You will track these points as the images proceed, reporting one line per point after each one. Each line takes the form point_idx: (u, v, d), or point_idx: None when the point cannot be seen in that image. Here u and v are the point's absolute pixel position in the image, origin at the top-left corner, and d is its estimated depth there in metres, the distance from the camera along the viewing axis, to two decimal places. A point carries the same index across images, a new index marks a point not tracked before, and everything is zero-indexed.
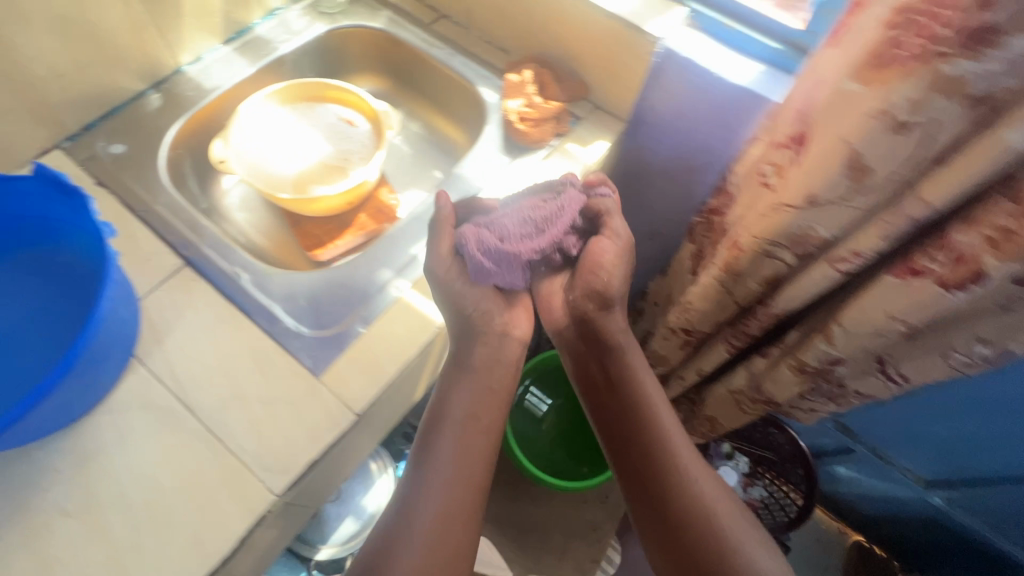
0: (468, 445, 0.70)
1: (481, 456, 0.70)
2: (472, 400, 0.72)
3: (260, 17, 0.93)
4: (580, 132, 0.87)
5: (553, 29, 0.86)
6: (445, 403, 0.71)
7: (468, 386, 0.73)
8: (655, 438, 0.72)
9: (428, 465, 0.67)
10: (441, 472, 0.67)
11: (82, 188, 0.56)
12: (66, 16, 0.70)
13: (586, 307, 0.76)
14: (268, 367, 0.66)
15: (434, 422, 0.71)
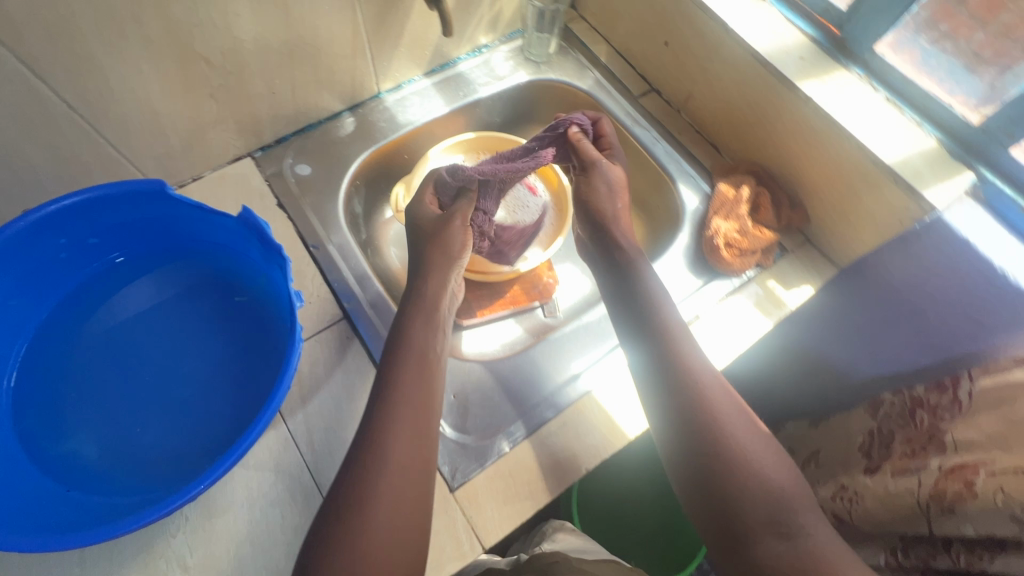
0: (414, 413, 0.55)
1: (416, 415, 0.55)
2: (431, 365, 0.59)
3: (465, 53, 0.88)
4: (783, 267, 0.76)
5: (788, 149, 0.74)
6: (426, 331, 0.61)
7: (416, 321, 0.62)
8: (751, 473, 0.50)
9: (399, 380, 0.56)
10: (411, 409, 0.55)
11: (289, 260, 0.54)
12: (297, 40, 0.67)
13: (701, 393, 0.55)
14: (355, 405, 0.63)
15: (418, 359, 0.59)
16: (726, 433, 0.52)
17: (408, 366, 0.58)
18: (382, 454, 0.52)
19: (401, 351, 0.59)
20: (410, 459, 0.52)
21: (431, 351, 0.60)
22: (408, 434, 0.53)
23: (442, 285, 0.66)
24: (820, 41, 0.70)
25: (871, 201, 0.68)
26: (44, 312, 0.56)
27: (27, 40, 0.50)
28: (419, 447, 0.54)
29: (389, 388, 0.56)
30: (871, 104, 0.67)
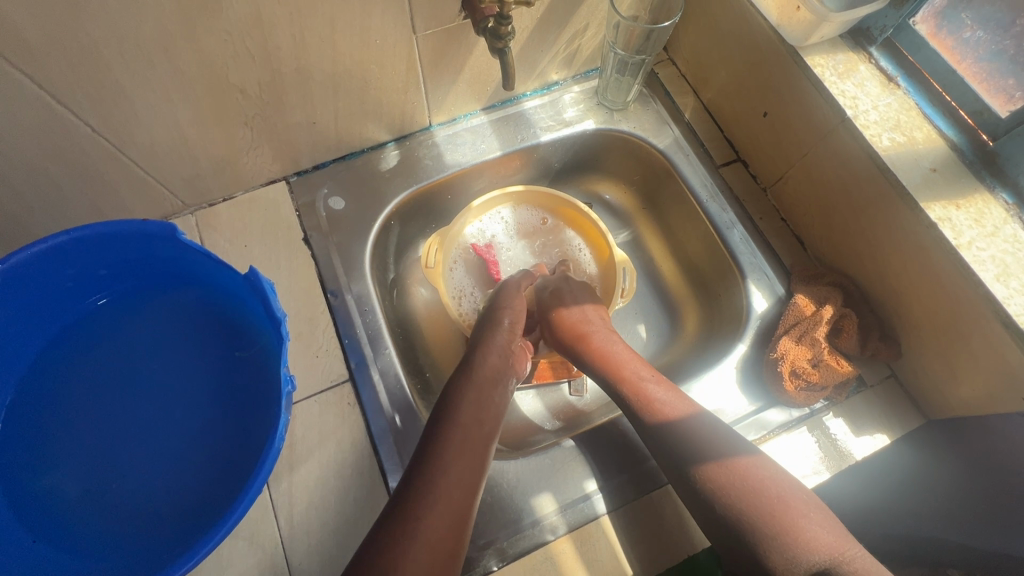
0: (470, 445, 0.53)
1: (480, 443, 0.54)
2: (485, 405, 0.57)
3: (532, 89, 0.78)
4: (856, 405, 0.64)
5: (891, 271, 0.62)
6: (489, 382, 0.60)
7: (472, 390, 0.58)
8: None
9: (454, 442, 0.52)
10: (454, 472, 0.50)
11: (287, 333, 0.50)
12: (345, 72, 0.61)
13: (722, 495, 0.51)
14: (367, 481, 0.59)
15: (473, 402, 0.57)
16: (736, 464, 0.52)
17: (458, 428, 0.54)
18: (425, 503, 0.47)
19: (456, 418, 0.55)
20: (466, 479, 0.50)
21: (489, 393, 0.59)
22: (456, 491, 0.49)
23: (500, 354, 0.63)
24: (961, 149, 0.57)
25: (989, 363, 0.54)
26: (45, 341, 0.54)
27: (48, 69, 0.46)
28: (473, 471, 0.51)
29: (438, 455, 0.51)
30: (1018, 244, 0.52)
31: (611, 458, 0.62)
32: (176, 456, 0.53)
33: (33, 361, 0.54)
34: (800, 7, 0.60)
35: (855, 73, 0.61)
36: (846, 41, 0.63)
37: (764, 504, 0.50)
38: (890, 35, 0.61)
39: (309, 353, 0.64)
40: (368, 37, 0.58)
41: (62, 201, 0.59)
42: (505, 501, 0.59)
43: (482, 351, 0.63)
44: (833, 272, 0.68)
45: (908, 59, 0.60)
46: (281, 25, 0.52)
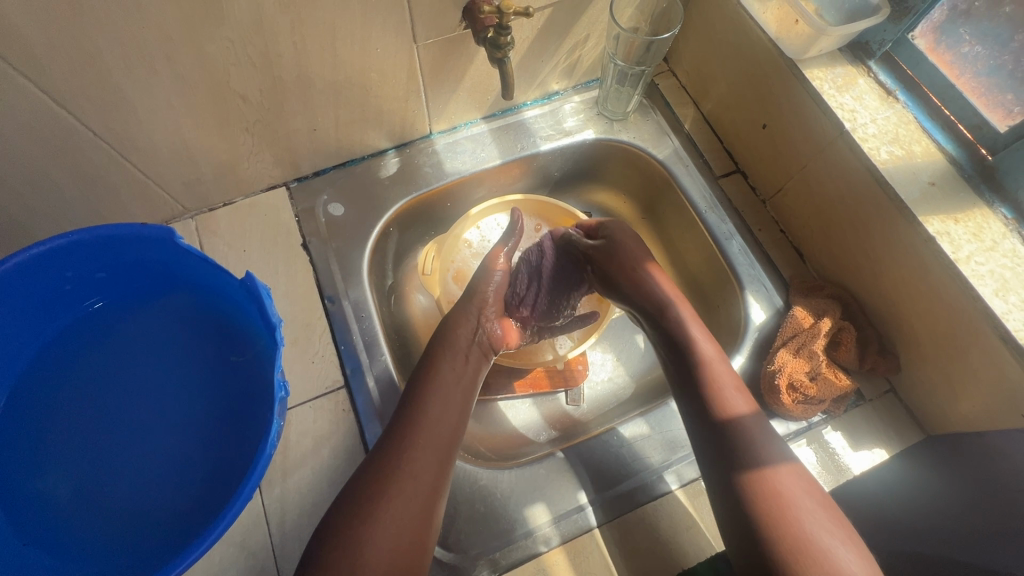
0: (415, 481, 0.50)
1: (440, 450, 0.53)
2: (438, 428, 0.54)
3: (533, 99, 0.79)
4: (855, 419, 0.64)
5: (889, 285, 0.61)
6: (440, 405, 0.55)
7: (448, 361, 0.60)
8: None
9: (425, 409, 0.55)
10: (425, 438, 0.53)
11: (282, 339, 0.50)
12: (345, 79, 0.61)
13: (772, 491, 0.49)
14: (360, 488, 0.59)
15: (435, 405, 0.55)
16: (790, 473, 0.51)
17: (431, 398, 0.56)
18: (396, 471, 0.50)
19: (430, 386, 0.57)
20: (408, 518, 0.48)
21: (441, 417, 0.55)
22: (429, 459, 0.52)
23: (472, 329, 0.64)
24: (961, 164, 0.57)
25: (989, 379, 0.54)
26: (40, 344, 0.55)
27: (51, 74, 0.47)
28: (419, 506, 0.49)
29: (409, 418, 0.54)
30: (1017, 259, 0.52)
31: (605, 469, 0.62)
32: (169, 460, 0.53)
33: (28, 362, 0.54)
34: (799, 20, 0.61)
35: (853, 86, 0.61)
36: (845, 54, 0.63)
37: (822, 522, 0.48)
38: (889, 49, 0.61)
39: (305, 359, 0.64)
40: (368, 46, 0.58)
41: (62, 204, 0.60)
42: (500, 512, 0.59)
43: (462, 320, 0.65)
44: (832, 284, 0.68)
45: (907, 73, 0.60)
46: (281, 33, 0.52)
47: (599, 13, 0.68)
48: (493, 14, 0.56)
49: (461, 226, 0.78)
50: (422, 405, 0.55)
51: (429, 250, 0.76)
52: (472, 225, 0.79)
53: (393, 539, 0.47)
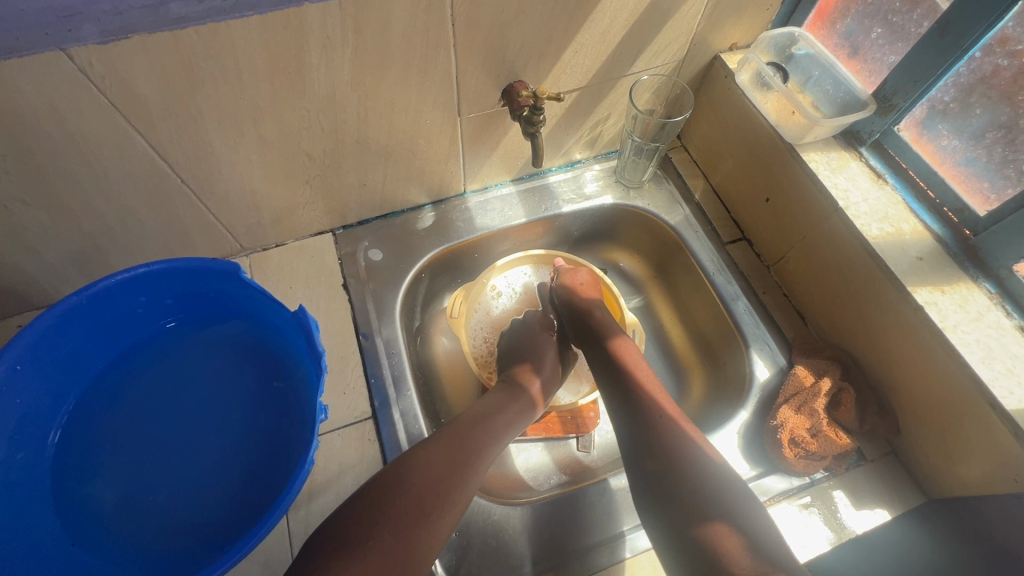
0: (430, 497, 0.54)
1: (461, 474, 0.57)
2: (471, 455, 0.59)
3: (557, 166, 0.88)
4: (856, 479, 0.66)
5: (885, 350, 0.66)
6: (475, 442, 0.60)
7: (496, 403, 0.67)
8: None
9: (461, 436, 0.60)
10: (454, 462, 0.57)
11: (325, 366, 0.56)
12: (396, 143, 0.70)
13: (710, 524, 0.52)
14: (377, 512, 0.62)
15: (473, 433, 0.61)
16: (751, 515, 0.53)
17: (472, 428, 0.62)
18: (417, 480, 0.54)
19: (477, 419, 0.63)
20: (412, 527, 0.51)
21: (470, 452, 0.59)
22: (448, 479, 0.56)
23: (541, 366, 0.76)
24: (946, 242, 0.63)
25: (981, 444, 0.57)
26: (108, 359, 0.61)
27: (159, 131, 0.56)
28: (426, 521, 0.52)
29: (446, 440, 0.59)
30: (999, 330, 0.57)
31: (610, 514, 0.64)
32: (209, 474, 0.58)
33: (95, 375, 0.60)
34: (796, 112, 0.69)
35: (846, 169, 0.68)
36: (839, 141, 0.71)
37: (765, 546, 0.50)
38: (878, 139, 0.69)
39: (337, 388, 0.69)
40: (420, 117, 0.68)
41: (141, 238, 0.68)
42: (511, 547, 0.61)
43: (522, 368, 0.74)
44: (833, 347, 0.72)
45: (895, 160, 0.67)
46: (350, 105, 0.62)
47: (620, 97, 0.78)
48: (529, 98, 0.66)
49: (489, 274, 0.84)
50: (463, 429, 0.61)
51: (456, 296, 0.83)
52: (500, 274, 0.86)
53: (388, 539, 0.50)
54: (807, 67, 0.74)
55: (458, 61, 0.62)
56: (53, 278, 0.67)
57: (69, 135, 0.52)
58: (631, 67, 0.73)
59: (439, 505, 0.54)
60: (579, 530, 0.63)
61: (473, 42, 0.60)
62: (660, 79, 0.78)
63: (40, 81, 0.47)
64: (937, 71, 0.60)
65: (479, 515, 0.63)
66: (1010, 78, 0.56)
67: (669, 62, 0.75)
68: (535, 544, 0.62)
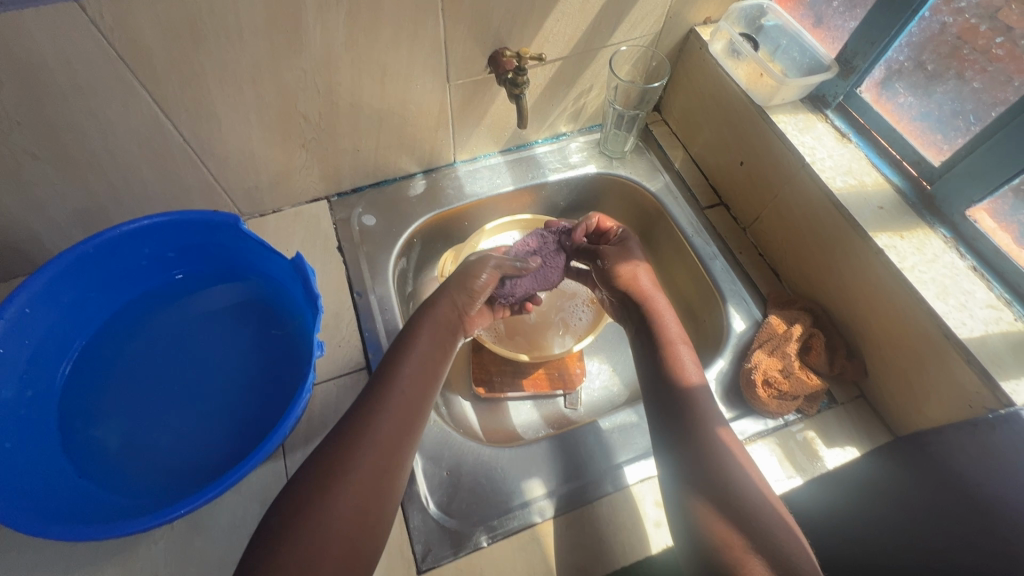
0: (398, 429, 0.55)
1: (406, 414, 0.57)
2: (414, 394, 0.58)
3: (543, 138, 0.92)
4: (827, 420, 0.69)
5: (852, 297, 0.69)
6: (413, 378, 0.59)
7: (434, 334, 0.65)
8: None
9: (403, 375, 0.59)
10: (402, 403, 0.57)
11: (321, 307, 0.59)
12: (389, 109, 0.74)
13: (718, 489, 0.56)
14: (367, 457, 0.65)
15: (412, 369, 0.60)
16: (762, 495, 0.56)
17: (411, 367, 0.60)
18: (368, 433, 0.54)
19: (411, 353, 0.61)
20: (387, 455, 0.53)
21: (418, 398, 0.58)
22: (398, 423, 0.55)
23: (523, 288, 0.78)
24: (905, 193, 0.67)
25: (939, 375, 0.61)
26: (113, 308, 0.64)
27: (163, 87, 0.59)
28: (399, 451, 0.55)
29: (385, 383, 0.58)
30: (953, 270, 0.61)
31: (594, 454, 0.67)
32: (208, 414, 0.60)
33: (101, 323, 0.63)
34: (764, 75, 0.73)
35: (813, 129, 0.73)
36: (806, 104, 0.75)
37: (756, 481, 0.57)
38: (842, 101, 0.73)
39: (332, 342, 0.72)
40: (411, 83, 0.71)
41: (143, 198, 0.71)
42: (499, 485, 0.64)
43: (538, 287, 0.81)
44: (805, 299, 0.76)
45: (858, 120, 0.72)
46: (344, 67, 0.66)
47: (601, 68, 0.82)
48: (513, 59, 0.70)
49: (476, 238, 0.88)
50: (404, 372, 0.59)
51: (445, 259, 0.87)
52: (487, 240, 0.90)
53: (359, 496, 0.50)
54: (775, 37, 0.78)
55: (446, 25, 0.66)
56: (58, 237, 0.70)
57: (77, 87, 0.55)
58: (611, 38, 0.78)
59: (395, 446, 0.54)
60: (563, 470, 0.66)
61: (460, 8, 0.64)
62: (639, 51, 0.82)
63: (53, 31, 0.50)
64: (891, 32, 0.65)
65: (467, 457, 0.66)
66: (954, 36, 0.61)
67: (647, 34, 0.80)
68: (521, 482, 0.65)
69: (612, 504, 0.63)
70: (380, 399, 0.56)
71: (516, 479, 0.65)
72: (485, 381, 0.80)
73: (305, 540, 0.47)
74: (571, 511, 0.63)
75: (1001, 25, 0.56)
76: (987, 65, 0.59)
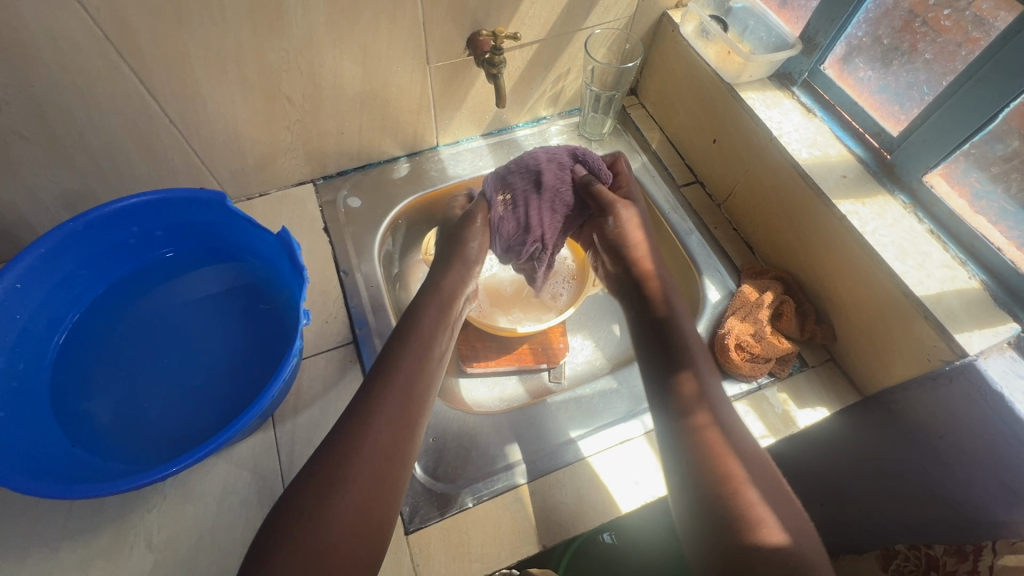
0: (399, 421, 0.54)
1: (416, 387, 0.57)
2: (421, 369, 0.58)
3: (524, 122, 0.94)
4: (799, 383, 0.72)
5: (820, 264, 0.72)
6: (424, 352, 0.60)
7: (437, 305, 0.65)
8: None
9: (409, 349, 0.59)
10: (408, 378, 0.57)
11: (307, 278, 0.61)
12: (371, 91, 0.76)
13: (719, 441, 0.53)
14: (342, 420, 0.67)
15: (419, 344, 0.60)
16: (765, 461, 0.53)
17: (417, 342, 0.60)
18: (379, 403, 0.54)
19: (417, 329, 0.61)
20: (390, 447, 0.52)
21: (429, 370, 0.59)
22: (407, 395, 0.56)
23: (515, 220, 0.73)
24: (867, 163, 0.70)
25: (902, 333, 0.64)
26: (102, 286, 0.66)
27: (149, 67, 0.61)
28: (402, 444, 0.53)
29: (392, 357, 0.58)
30: (912, 233, 0.64)
31: (576, 420, 0.70)
32: (198, 385, 0.62)
33: (91, 300, 0.65)
34: (733, 53, 0.77)
35: (780, 105, 0.76)
36: (773, 82, 0.78)
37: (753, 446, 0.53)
38: (807, 78, 0.77)
39: (320, 318, 0.74)
40: (392, 64, 0.73)
41: (130, 181, 0.72)
42: (484, 450, 0.67)
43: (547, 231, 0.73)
44: (777, 269, 0.79)
45: (823, 96, 0.75)
46: (326, 49, 0.68)
47: (577, 50, 0.84)
48: (489, 39, 0.73)
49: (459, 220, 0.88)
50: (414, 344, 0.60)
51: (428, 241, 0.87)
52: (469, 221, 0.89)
53: (373, 466, 0.50)
54: (743, 18, 0.81)
55: (424, 7, 0.68)
56: (46, 220, 0.71)
57: (64, 67, 0.57)
58: (585, 21, 0.80)
59: (407, 415, 0.55)
60: (546, 435, 0.68)
61: None
62: (614, 33, 0.84)
63: (40, 10, 0.52)
64: (849, 9, 0.68)
65: (453, 426, 0.68)
66: (906, 11, 0.64)
67: (621, 17, 0.82)
68: (506, 447, 0.67)
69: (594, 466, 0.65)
70: (383, 385, 0.55)
71: (501, 444, 0.67)
72: (470, 356, 0.81)
73: (316, 506, 0.47)
74: (554, 473, 0.65)
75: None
76: (937, 37, 0.62)
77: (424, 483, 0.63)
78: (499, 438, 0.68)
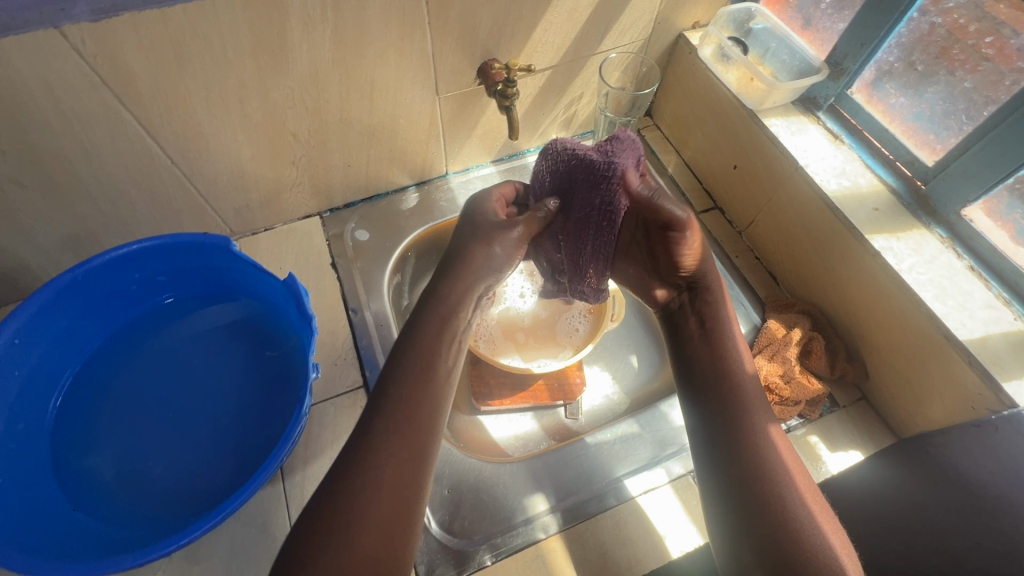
0: (403, 469, 0.43)
1: (424, 416, 0.46)
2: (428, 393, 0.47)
3: (535, 147, 0.91)
4: (829, 424, 0.69)
5: (851, 300, 0.69)
6: (425, 370, 0.48)
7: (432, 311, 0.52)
8: None
9: (409, 370, 0.48)
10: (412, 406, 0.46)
11: (316, 328, 0.58)
12: (379, 122, 0.73)
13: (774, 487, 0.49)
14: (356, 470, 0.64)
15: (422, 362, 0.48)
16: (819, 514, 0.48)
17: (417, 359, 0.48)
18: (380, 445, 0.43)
19: (417, 342, 0.49)
20: (401, 495, 0.42)
21: (434, 394, 0.47)
22: (416, 428, 0.45)
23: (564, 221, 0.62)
24: (900, 193, 0.66)
25: (941, 376, 0.60)
26: (104, 335, 0.63)
27: (149, 111, 0.59)
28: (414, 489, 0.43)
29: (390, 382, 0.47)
30: (951, 270, 0.61)
31: (598, 467, 0.67)
32: (205, 439, 0.59)
33: (93, 350, 0.63)
34: (755, 79, 0.73)
35: (805, 131, 0.73)
36: (797, 106, 0.75)
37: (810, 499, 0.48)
38: (833, 102, 0.73)
39: (329, 361, 0.72)
40: (400, 96, 0.71)
41: (132, 222, 0.70)
42: (503, 500, 0.64)
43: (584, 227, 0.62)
44: (803, 302, 0.76)
45: (850, 121, 0.72)
46: (332, 84, 0.65)
47: (591, 75, 0.81)
48: (502, 71, 0.71)
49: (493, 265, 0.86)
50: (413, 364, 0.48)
51: None
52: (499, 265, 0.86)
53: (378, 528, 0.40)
54: (764, 40, 0.78)
55: (434, 38, 0.65)
56: (47, 264, 0.69)
57: (62, 113, 0.55)
58: (600, 46, 0.77)
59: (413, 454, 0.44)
60: (568, 484, 0.66)
61: (447, 22, 0.64)
62: (628, 57, 0.82)
63: (37, 60, 0.50)
64: (880, 33, 0.65)
65: (468, 476, 0.65)
66: (943, 35, 0.61)
67: (637, 40, 0.79)
68: (525, 498, 0.64)
69: (618, 518, 0.63)
70: (381, 421, 0.45)
71: (521, 494, 0.64)
72: (483, 394, 0.78)
73: None
74: (576, 526, 0.62)
75: (990, 23, 0.57)
76: (978, 63, 0.59)
77: (441, 539, 0.60)
78: (518, 487, 0.65)
